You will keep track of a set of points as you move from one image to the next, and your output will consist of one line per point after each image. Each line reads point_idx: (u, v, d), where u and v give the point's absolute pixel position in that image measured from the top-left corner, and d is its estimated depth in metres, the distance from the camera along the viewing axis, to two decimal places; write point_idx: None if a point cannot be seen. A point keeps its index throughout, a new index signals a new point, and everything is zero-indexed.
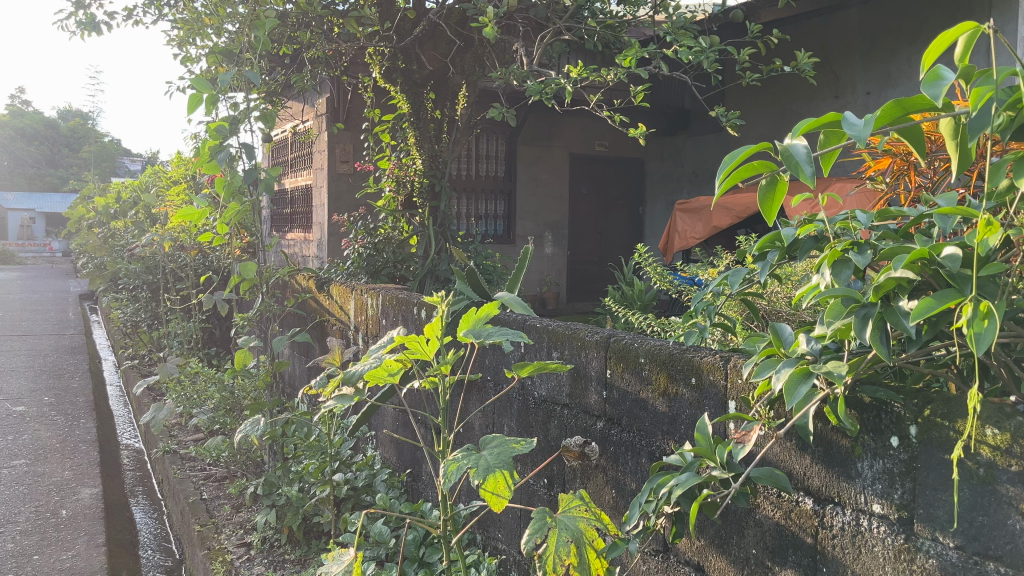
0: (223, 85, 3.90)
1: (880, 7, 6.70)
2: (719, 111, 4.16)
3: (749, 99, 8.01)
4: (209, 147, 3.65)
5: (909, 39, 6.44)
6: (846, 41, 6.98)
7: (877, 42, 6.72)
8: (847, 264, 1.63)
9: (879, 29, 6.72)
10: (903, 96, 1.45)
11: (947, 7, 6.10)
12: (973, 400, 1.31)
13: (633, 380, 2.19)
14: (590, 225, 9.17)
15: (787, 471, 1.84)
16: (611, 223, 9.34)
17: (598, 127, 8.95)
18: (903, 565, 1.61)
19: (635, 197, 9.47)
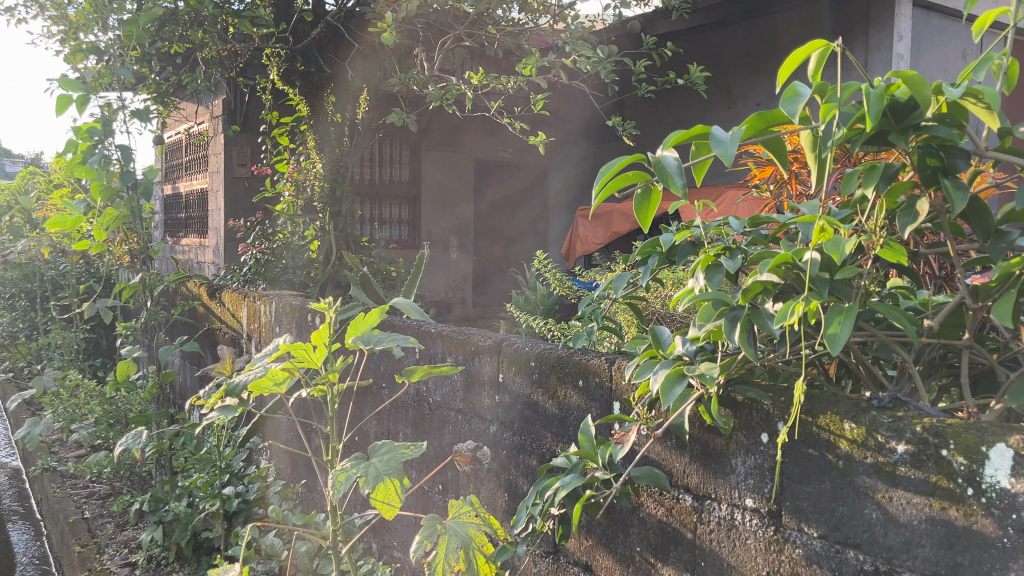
0: (94, 85, 3.77)
1: (765, 21, 6.90)
2: (616, 120, 4.24)
3: (645, 111, 8.15)
4: (81, 149, 3.48)
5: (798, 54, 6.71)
6: (737, 55, 7.15)
7: (766, 57, 6.95)
8: (720, 269, 1.70)
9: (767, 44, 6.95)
10: (766, 109, 1.52)
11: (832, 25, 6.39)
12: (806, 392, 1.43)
13: (525, 383, 2.21)
14: (496, 231, 9.23)
15: (668, 469, 1.90)
16: (517, 229, 9.40)
17: (502, 133, 9.02)
18: (773, 557, 1.67)
19: (541, 204, 9.57)
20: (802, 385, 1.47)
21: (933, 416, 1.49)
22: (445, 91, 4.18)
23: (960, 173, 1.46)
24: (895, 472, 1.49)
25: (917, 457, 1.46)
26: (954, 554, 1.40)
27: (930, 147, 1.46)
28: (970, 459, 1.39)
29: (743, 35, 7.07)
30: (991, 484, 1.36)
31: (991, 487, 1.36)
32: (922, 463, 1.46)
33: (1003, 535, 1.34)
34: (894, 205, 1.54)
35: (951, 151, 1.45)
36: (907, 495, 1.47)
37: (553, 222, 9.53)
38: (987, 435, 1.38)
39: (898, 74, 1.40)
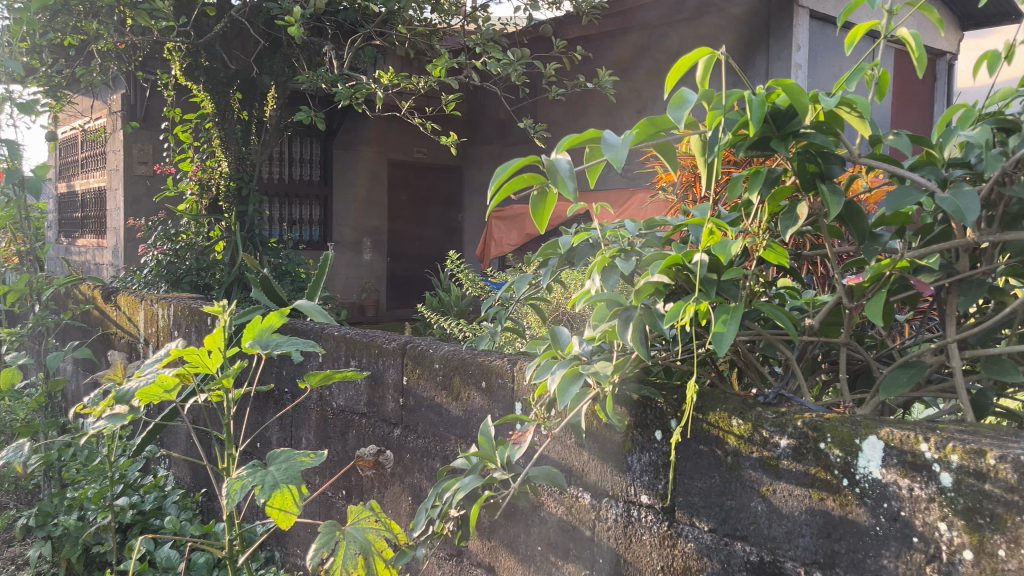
0: None
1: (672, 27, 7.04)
2: (527, 122, 4.26)
3: (557, 113, 8.23)
4: None
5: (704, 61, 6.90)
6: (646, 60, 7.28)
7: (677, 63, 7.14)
8: (615, 270, 1.73)
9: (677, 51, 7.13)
10: (656, 115, 1.55)
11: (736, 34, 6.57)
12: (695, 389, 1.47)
13: (428, 385, 2.19)
14: (410, 232, 9.16)
15: (568, 468, 1.92)
16: (433, 230, 9.36)
17: (415, 133, 8.95)
18: (667, 551, 1.71)
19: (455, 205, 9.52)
20: (692, 384, 1.51)
21: (813, 411, 1.55)
22: (354, 90, 4.12)
23: (836, 178, 1.53)
24: (779, 465, 1.55)
25: (797, 451, 1.52)
26: (832, 542, 1.47)
27: (809, 153, 1.52)
28: (846, 451, 1.46)
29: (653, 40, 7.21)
30: (864, 475, 1.43)
31: (864, 478, 1.43)
32: (802, 456, 1.52)
33: (875, 523, 1.42)
34: (777, 208, 1.60)
35: (828, 157, 1.52)
36: (789, 487, 1.53)
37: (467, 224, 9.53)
38: (860, 428, 1.46)
39: (778, 82, 1.45)
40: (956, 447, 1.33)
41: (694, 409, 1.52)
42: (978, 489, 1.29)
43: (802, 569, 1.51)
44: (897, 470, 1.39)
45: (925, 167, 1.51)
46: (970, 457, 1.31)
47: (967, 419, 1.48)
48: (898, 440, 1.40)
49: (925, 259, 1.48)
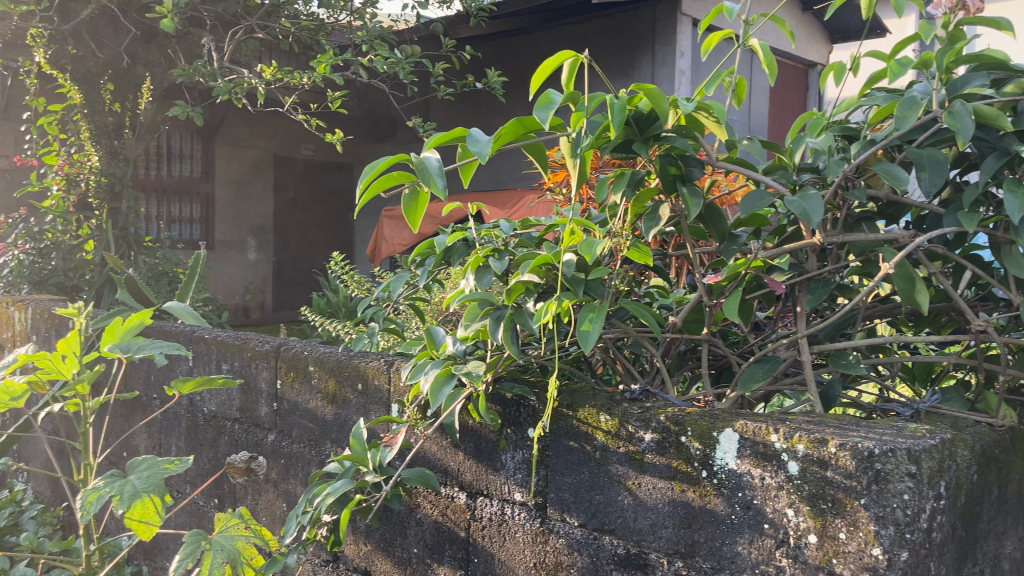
0: None
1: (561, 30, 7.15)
2: (416, 121, 4.22)
3: (448, 113, 8.19)
4: None
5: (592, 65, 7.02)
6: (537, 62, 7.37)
7: None
8: (488, 269, 1.73)
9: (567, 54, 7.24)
10: (524, 115, 1.57)
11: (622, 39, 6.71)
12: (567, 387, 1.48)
13: (303, 389, 2.14)
14: (298, 231, 8.95)
15: (443, 468, 1.92)
16: (322, 229, 9.16)
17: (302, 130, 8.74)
18: (539, 548, 1.73)
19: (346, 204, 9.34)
20: (558, 382, 1.53)
21: (676, 406, 1.61)
22: (234, 84, 3.98)
23: (696, 181, 1.59)
24: (643, 459, 1.59)
25: (661, 445, 1.57)
26: (692, 532, 1.52)
27: (670, 157, 1.58)
28: (704, 444, 1.51)
29: (544, 43, 7.29)
30: (721, 466, 1.49)
31: (721, 468, 1.49)
32: (665, 450, 1.56)
33: (731, 512, 1.48)
34: (642, 210, 1.65)
35: (688, 161, 1.58)
36: (653, 480, 1.57)
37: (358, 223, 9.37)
38: (717, 421, 1.51)
39: (640, 87, 1.49)
40: (801, 437, 1.41)
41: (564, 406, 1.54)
42: (821, 476, 1.37)
43: (665, 560, 1.55)
44: (750, 460, 1.46)
45: (776, 171, 1.59)
46: (815, 446, 1.39)
47: (815, 410, 1.56)
48: (751, 431, 1.46)
49: (776, 259, 1.56)
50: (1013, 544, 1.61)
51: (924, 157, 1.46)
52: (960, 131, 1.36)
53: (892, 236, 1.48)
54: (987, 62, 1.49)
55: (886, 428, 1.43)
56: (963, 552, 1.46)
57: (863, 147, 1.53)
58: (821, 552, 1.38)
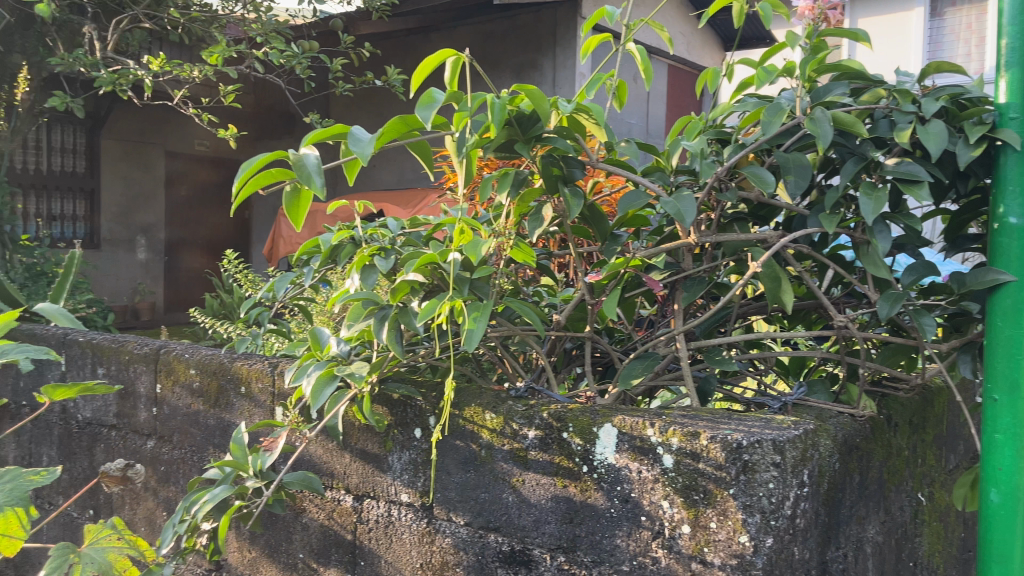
0: None
1: (464, 31, 7.15)
2: (314, 118, 4.13)
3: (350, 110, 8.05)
4: None
5: (493, 65, 6.99)
6: None
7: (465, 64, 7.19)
8: (374, 269, 1.71)
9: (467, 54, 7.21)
10: (407, 113, 1.55)
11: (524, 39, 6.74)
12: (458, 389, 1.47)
13: (182, 393, 2.06)
14: (192, 230, 8.64)
15: (329, 471, 1.88)
16: (218, 228, 8.86)
17: (196, 126, 8.44)
18: (426, 548, 1.73)
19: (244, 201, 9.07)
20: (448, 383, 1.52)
21: (559, 403, 1.63)
22: (118, 75, 3.80)
23: (577, 182, 1.61)
24: (527, 456, 1.60)
25: (543, 441, 1.59)
26: (574, 527, 1.55)
27: (553, 158, 1.59)
28: (585, 439, 1.54)
29: (446, 42, 7.28)
30: (601, 460, 1.52)
31: (600, 463, 1.52)
32: (547, 446, 1.58)
33: (610, 506, 1.51)
34: (526, 209, 1.66)
35: (569, 161, 1.60)
36: (536, 477, 1.59)
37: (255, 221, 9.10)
38: (598, 417, 1.54)
39: (521, 88, 1.50)
40: (676, 431, 1.45)
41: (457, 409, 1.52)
42: (694, 468, 1.42)
43: (548, 555, 1.57)
44: (628, 454, 1.49)
45: (654, 173, 1.63)
46: (688, 439, 1.43)
47: (692, 403, 1.62)
48: (629, 426, 1.50)
49: (654, 258, 1.60)
50: (874, 526, 1.71)
51: (790, 161, 1.53)
52: (820, 137, 1.43)
53: (760, 236, 1.54)
54: (847, 71, 1.58)
55: (755, 420, 1.49)
56: (825, 536, 1.53)
57: (735, 150, 1.59)
58: (693, 542, 1.42)
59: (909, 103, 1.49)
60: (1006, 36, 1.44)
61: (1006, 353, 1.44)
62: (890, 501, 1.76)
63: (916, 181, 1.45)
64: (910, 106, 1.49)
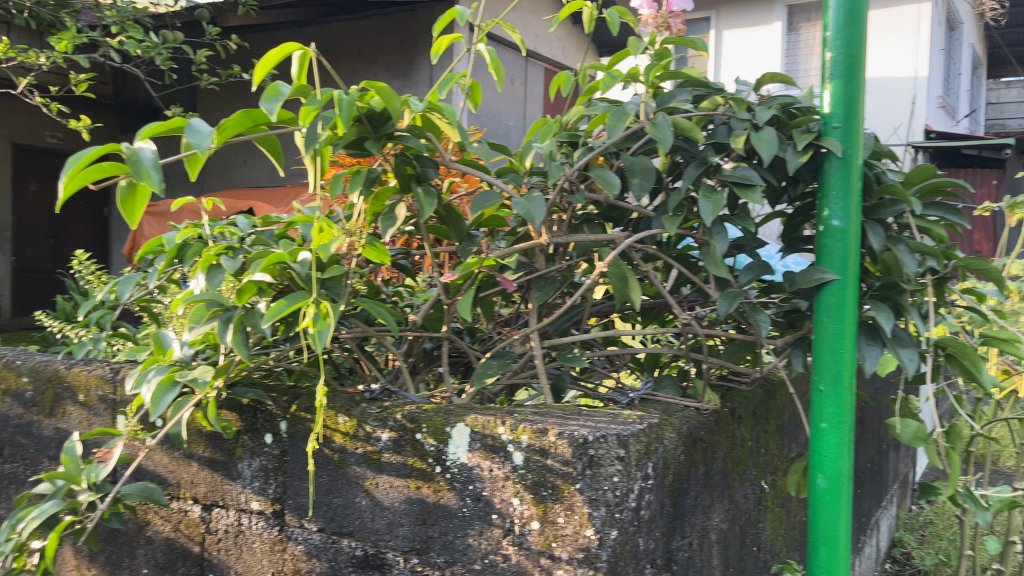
0: None
1: (338, 27, 7.02)
2: (176, 112, 3.94)
3: (219, 104, 7.72)
4: None
5: (368, 62, 6.85)
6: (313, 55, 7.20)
7: (340, 60, 7.03)
8: (220, 269, 1.64)
9: (341, 50, 7.04)
10: (252, 108, 1.49)
11: (401, 37, 6.66)
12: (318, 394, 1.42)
13: (14, 403, 1.93)
14: (43, 228, 8.11)
15: (176, 481, 1.81)
16: (71, 225, 8.35)
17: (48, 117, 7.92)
18: (277, 557, 1.68)
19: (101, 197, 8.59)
20: (322, 390, 1.43)
21: (414, 404, 1.62)
22: None
23: (431, 181, 1.60)
24: (380, 459, 1.58)
25: (397, 443, 1.57)
26: (426, 528, 1.54)
27: (405, 156, 1.57)
28: (438, 439, 1.53)
29: (320, 36, 7.12)
30: (453, 460, 1.52)
31: (453, 463, 1.52)
32: (401, 448, 1.57)
33: (462, 505, 1.51)
34: (380, 208, 1.64)
35: (423, 160, 1.58)
36: (390, 479, 1.57)
37: (115, 219, 8.63)
38: (450, 417, 1.54)
39: (371, 84, 1.46)
40: (526, 428, 1.46)
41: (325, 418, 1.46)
42: (542, 464, 1.43)
43: (401, 557, 1.56)
44: (480, 453, 1.49)
45: (508, 174, 1.64)
46: (537, 436, 1.44)
47: (546, 401, 1.64)
48: (480, 425, 1.50)
49: (507, 258, 1.60)
50: (719, 515, 1.78)
51: (636, 165, 1.57)
52: (662, 141, 1.48)
53: (608, 237, 1.59)
54: (690, 79, 1.64)
55: (603, 416, 1.53)
56: (671, 526, 1.59)
57: (584, 153, 1.62)
58: (541, 538, 1.44)
59: (744, 110, 1.57)
60: (830, 49, 1.54)
61: (829, 347, 1.54)
62: (734, 490, 1.85)
63: (750, 185, 1.53)
64: (745, 113, 1.56)
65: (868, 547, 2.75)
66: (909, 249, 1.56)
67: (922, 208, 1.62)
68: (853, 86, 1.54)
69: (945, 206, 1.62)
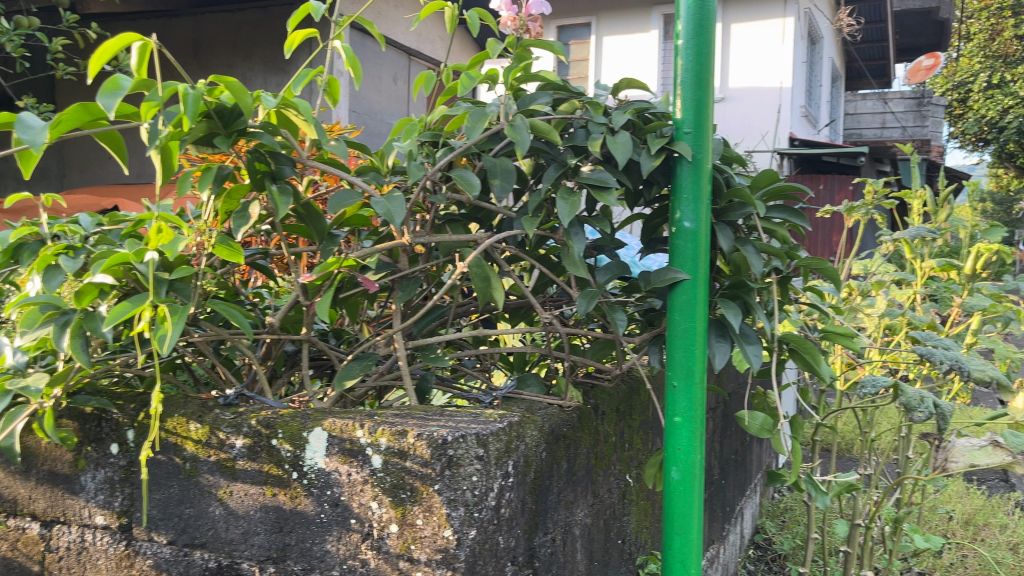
0: None
1: (211, 20, 6.76)
2: (24, 104, 3.70)
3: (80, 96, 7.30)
4: None
5: (242, 57, 6.63)
6: (183, 47, 6.90)
7: (213, 54, 6.77)
8: (59, 270, 1.53)
9: (213, 44, 6.78)
10: (88, 100, 1.40)
11: (279, 32, 6.48)
12: (156, 401, 1.36)
13: None
14: None
15: (12, 498, 1.71)
16: None
17: None
18: (124, 573, 1.61)
19: None
20: (157, 395, 1.37)
21: (270, 409, 1.57)
22: None
23: (287, 179, 1.56)
24: (234, 466, 1.53)
25: (251, 450, 1.52)
26: (283, 536, 1.50)
27: (258, 152, 1.52)
28: (294, 445, 1.49)
29: (191, 29, 6.84)
30: (311, 466, 1.48)
31: (310, 468, 1.48)
32: (256, 455, 1.52)
33: (320, 511, 1.48)
34: (235, 206, 1.58)
35: (277, 158, 1.54)
36: (244, 487, 1.53)
37: None
38: (308, 421, 1.50)
39: (219, 79, 1.41)
40: (385, 431, 1.44)
41: (164, 424, 1.40)
42: (401, 467, 1.41)
43: (257, 567, 1.52)
44: (338, 457, 1.46)
45: (368, 173, 1.62)
46: (396, 438, 1.42)
47: (409, 402, 1.62)
48: (338, 429, 1.46)
49: (367, 258, 1.57)
50: (582, 510, 1.82)
51: (497, 166, 1.58)
52: (519, 143, 1.49)
53: (470, 236, 1.58)
54: (550, 82, 1.66)
55: (464, 416, 1.52)
56: (532, 523, 1.60)
57: (445, 153, 1.62)
58: (400, 541, 1.42)
59: (601, 114, 1.61)
60: (682, 57, 1.60)
61: (682, 343, 1.60)
62: (597, 484, 1.89)
63: (606, 187, 1.57)
64: (602, 118, 1.60)
65: (732, 535, 2.87)
66: (755, 250, 1.64)
67: (768, 210, 1.71)
68: (702, 93, 1.60)
69: (788, 209, 1.72)
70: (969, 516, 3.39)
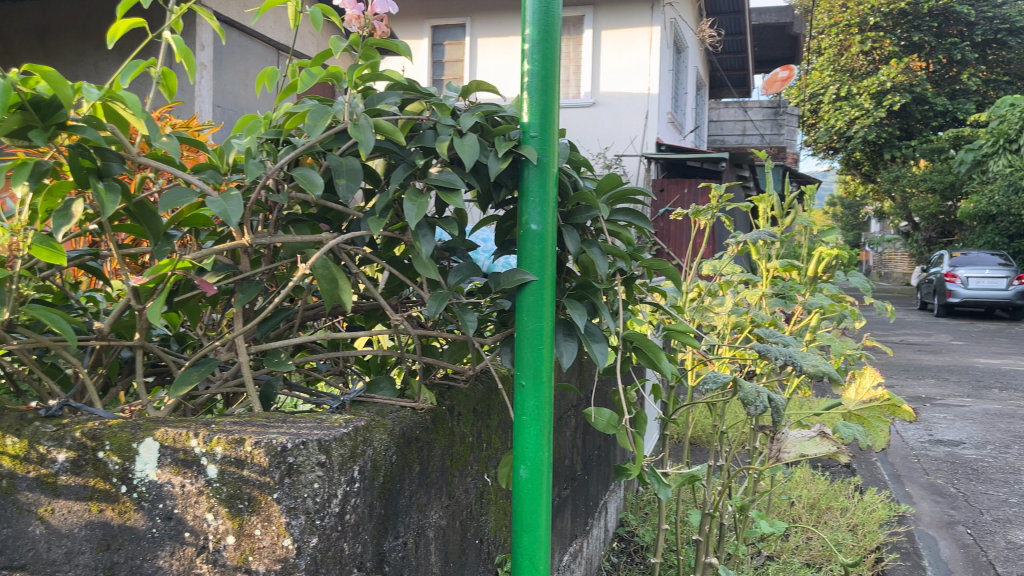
0: None
1: (59, 5, 6.35)
2: None
3: None
4: None
5: (95, 46, 6.27)
6: (28, 33, 6.45)
7: (62, 41, 6.36)
8: None
9: (62, 30, 6.37)
10: None
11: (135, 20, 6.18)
12: None
13: None
14: None
15: None
16: None
17: None
18: None
19: None
20: None
21: (97, 420, 1.48)
22: None
23: (115, 177, 1.47)
24: (56, 482, 1.45)
25: (75, 464, 1.44)
26: (111, 554, 1.42)
27: (82, 147, 1.43)
28: (123, 457, 1.41)
29: (36, 13, 6.40)
30: (141, 478, 1.40)
31: (140, 482, 1.40)
32: (80, 469, 1.43)
33: (151, 526, 1.40)
34: (55, 205, 1.47)
35: (104, 154, 1.45)
36: (68, 503, 1.44)
37: None
38: (138, 432, 1.42)
39: (35, 68, 1.31)
40: (221, 439, 1.38)
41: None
42: (238, 476, 1.36)
43: None
44: (170, 468, 1.39)
45: (206, 171, 1.56)
46: (232, 447, 1.37)
47: (253, 409, 1.56)
48: (171, 439, 1.39)
49: (204, 260, 1.50)
50: (436, 511, 1.81)
51: (343, 165, 1.54)
52: (362, 142, 1.47)
53: (314, 236, 1.53)
54: (397, 82, 1.65)
55: (307, 422, 1.49)
56: (381, 528, 1.57)
57: (287, 151, 1.57)
58: (237, 552, 1.37)
59: (448, 116, 1.60)
60: (528, 61, 1.62)
61: (530, 343, 1.62)
62: (453, 485, 1.89)
63: (454, 189, 1.56)
64: (450, 119, 1.59)
65: (596, 529, 2.94)
66: (601, 252, 1.68)
67: (612, 213, 1.77)
68: (547, 98, 1.62)
69: (633, 212, 1.77)
70: (814, 501, 3.62)
